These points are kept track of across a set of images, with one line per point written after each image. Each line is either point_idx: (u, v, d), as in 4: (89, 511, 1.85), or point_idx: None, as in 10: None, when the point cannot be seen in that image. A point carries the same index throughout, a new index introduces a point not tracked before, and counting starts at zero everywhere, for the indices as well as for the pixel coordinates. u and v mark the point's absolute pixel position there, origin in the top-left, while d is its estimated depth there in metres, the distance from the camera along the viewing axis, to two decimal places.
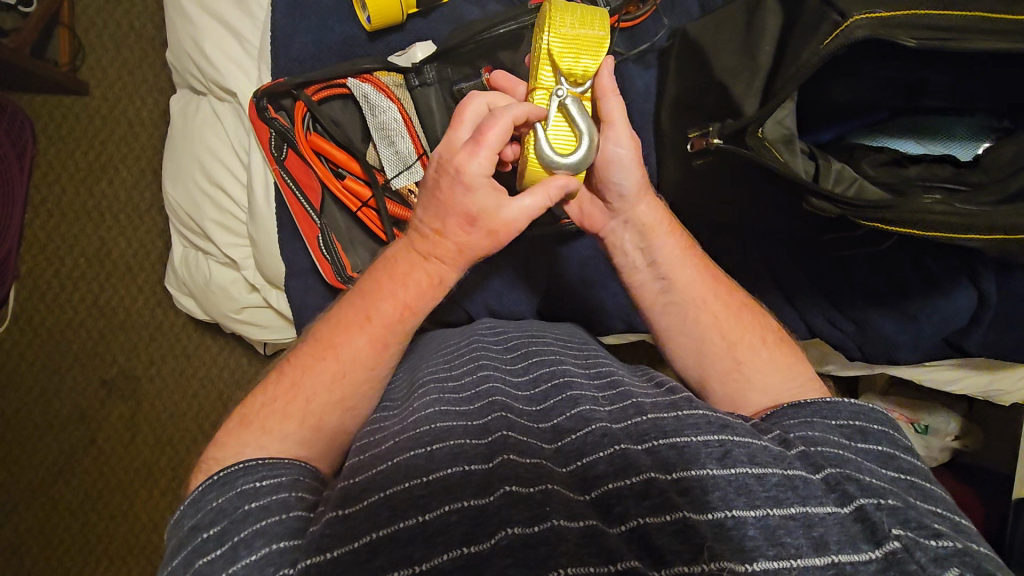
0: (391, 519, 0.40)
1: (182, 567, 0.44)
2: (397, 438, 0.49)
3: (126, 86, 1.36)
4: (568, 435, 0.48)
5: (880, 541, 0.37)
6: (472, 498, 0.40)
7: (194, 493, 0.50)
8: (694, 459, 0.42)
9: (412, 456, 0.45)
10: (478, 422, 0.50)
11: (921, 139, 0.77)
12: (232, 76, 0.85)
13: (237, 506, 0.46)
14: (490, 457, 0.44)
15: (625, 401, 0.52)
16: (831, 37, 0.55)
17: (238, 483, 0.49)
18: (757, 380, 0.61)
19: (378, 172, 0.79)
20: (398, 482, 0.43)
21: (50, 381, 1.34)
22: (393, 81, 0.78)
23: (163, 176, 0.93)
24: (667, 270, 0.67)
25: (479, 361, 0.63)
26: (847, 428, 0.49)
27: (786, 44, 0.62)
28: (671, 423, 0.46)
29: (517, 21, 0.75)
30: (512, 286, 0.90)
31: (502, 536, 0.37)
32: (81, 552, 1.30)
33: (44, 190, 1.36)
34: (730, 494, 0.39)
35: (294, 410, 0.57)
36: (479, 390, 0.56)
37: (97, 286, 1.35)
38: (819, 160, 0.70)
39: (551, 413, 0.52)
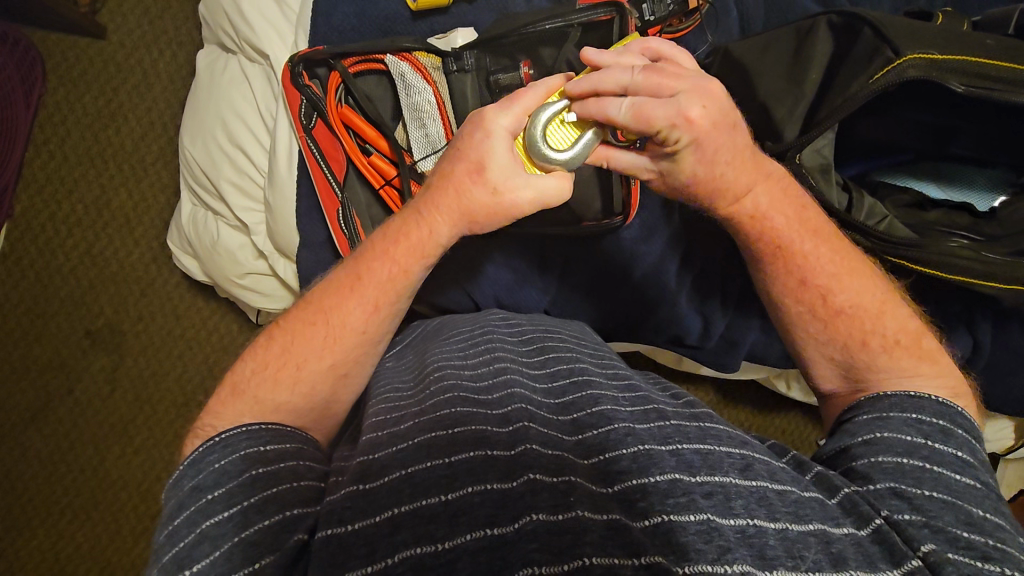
0: (413, 496, 0.41)
1: (182, 528, 0.44)
2: (415, 419, 0.51)
3: (146, 36, 1.35)
4: (589, 430, 0.49)
5: (899, 562, 0.40)
6: (496, 482, 0.41)
7: (195, 453, 0.50)
8: (718, 466, 0.43)
9: (434, 436, 0.47)
10: (498, 411, 0.50)
11: (942, 184, 0.78)
12: (265, 37, 0.83)
13: (243, 472, 0.47)
14: (512, 444, 0.45)
15: (647, 404, 0.53)
16: (882, 74, 0.56)
17: (241, 446, 0.49)
18: (869, 373, 0.57)
19: (405, 153, 0.78)
20: (420, 461, 0.44)
21: (33, 325, 1.31)
22: (431, 64, 0.78)
23: (182, 129, 0.92)
24: (785, 250, 0.62)
25: (495, 352, 0.63)
26: (928, 427, 0.50)
27: (835, 75, 0.63)
28: (695, 430, 0.48)
29: (564, 19, 0.74)
30: (523, 283, 0.89)
31: (527, 521, 0.38)
32: (47, 501, 1.28)
33: (48, 131, 1.33)
34: (752, 504, 0.41)
35: (282, 379, 0.57)
36: (497, 380, 0.56)
37: (92, 235, 1.32)
38: (853, 192, 0.71)
39: (571, 408, 0.53)
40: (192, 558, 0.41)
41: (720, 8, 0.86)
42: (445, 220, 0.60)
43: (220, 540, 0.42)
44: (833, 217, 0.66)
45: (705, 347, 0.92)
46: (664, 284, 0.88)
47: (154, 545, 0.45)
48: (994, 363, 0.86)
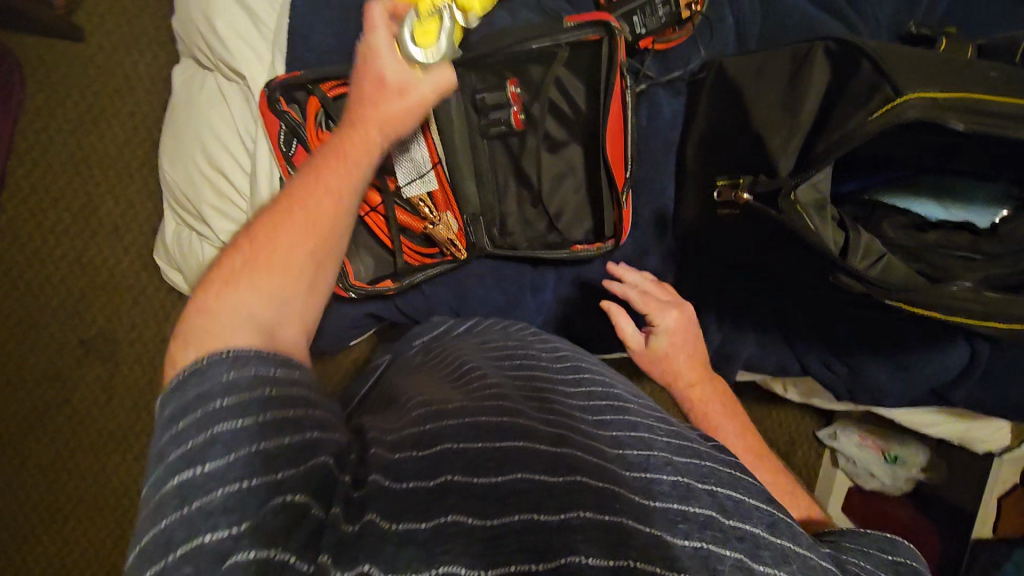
0: (466, 471, 0.44)
1: (189, 430, 0.42)
2: (464, 402, 0.54)
3: (125, 36, 1.31)
4: (630, 449, 0.51)
5: None
6: (544, 474, 0.44)
7: (198, 361, 0.45)
8: (748, 516, 0.46)
9: (486, 419, 0.50)
10: (542, 415, 0.53)
11: (943, 202, 0.74)
12: (242, 58, 0.80)
13: (256, 388, 0.44)
14: (557, 442, 0.48)
15: (683, 439, 0.55)
16: (882, 110, 0.52)
17: (255, 364, 0.46)
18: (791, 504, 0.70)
19: (389, 178, 0.77)
20: (472, 440, 0.47)
21: (26, 336, 1.30)
22: None
23: (162, 151, 0.89)
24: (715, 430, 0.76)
25: (533, 367, 0.65)
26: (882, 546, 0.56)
27: (833, 108, 0.58)
28: (730, 476, 0.50)
29: (551, 38, 0.70)
30: (514, 304, 0.87)
31: (574, 516, 0.41)
32: (50, 508, 1.29)
33: (31, 138, 1.30)
34: (776, 558, 0.44)
35: (274, 267, 0.54)
36: (537, 392, 0.59)
37: (81, 244, 1.31)
38: (850, 230, 0.65)
39: (608, 426, 0.55)
40: (204, 457, 0.40)
41: (714, 17, 0.83)
42: (373, 129, 0.62)
43: (235, 446, 0.41)
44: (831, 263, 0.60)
45: None
46: None
47: (154, 449, 0.43)
48: None
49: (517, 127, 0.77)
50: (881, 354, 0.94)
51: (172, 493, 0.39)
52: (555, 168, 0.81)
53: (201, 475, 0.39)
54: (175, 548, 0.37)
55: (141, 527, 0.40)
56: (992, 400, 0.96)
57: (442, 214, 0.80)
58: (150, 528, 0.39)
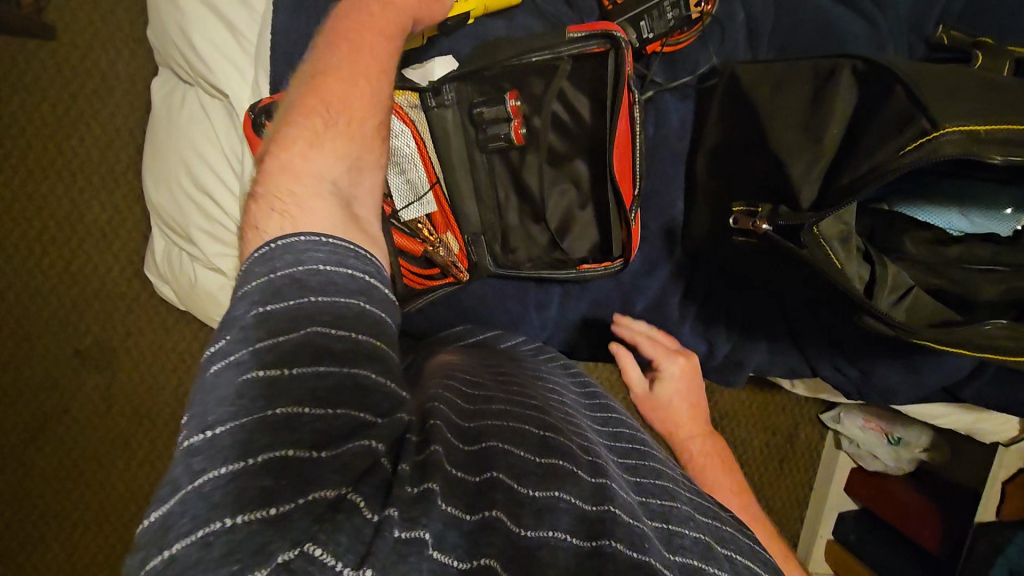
0: (514, 469, 0.42)
1: (280, 317, 0.41)
2: (504, 405, 0.51)
3: (98, 33, 1.24)
4: (654, 498, 0.48)
5: None
6: (583, 500, 0.41)
7: (291, 237, 0.45)
8: None
9: (526, 429, 0.47)
10: (578, 434, 0.51)
11: (963, 208, 0.69)
12: (224, 75, 0.75)
13: (353, 294, 0.43)
14: (596, 473, 0.45)
15: (702, 498, 0.53)
16: (915, 145, 0.48)
17: (348, 262, 0.45)
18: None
19: (385, 201, 0.72)
20: (515, 444, 0.45)
21: (19, 349, 1.27)
22: (408, 101, 0.71)
23: (145, 169, 0.85)
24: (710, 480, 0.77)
25: (559, 390, 0.63)
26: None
27: (862, 136, 0.55)
28: (745, 548, 0.49)
29: (553, 51, 0.66)
30: (519, 323, 0.84)
31: (607, 545, 0.38)
32: (59, 517, 1.30)
33: (6, 144, 1.24)
34: None
35: (350, 134, 0.53)
36: (568, 411, 0.57)
37: (69, 253, 1.27)
38: (876, 264, 0.63)
39: (636, 470, 0.52)
40: (291, 361, 0.39)
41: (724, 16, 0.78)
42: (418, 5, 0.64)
43: (321, 363, 0.39)
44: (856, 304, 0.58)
45: (710, 370, 0.89)
46: (667, 315, 0.85)
47: (239, 315, 0.41)
48: None
49: (517, 142, 0.73)
50: (893, 358, 0.92)
51: (259, 387, 0.37)
52: (559, 183, 0.77)
53: (288, 377, 0.38)
54: (250, 457, 0.34)
55: (204, 412, 0.37)
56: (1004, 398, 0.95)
57: (442, 235, 0.76)
58: (223, 418, 0.36)
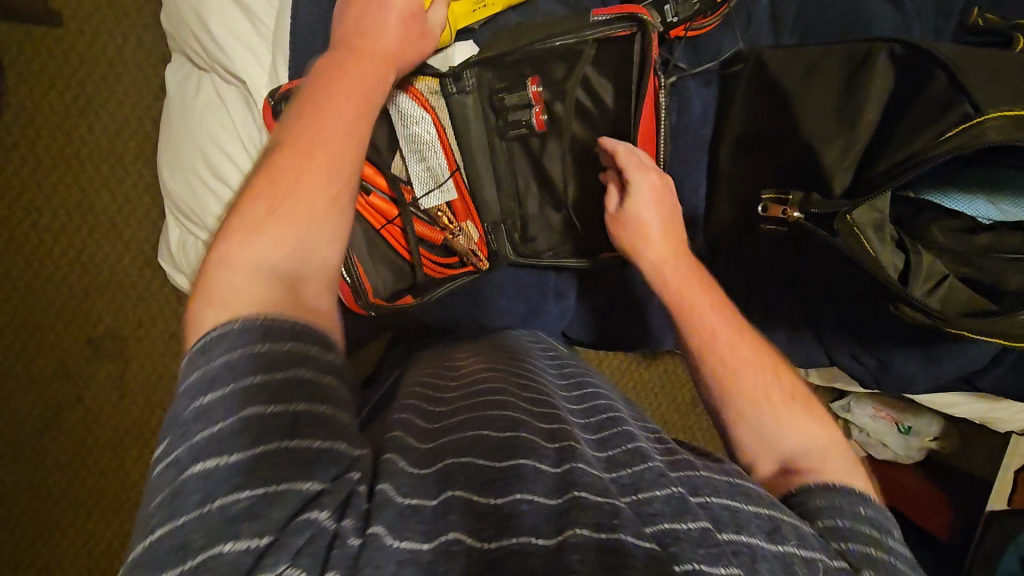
0: (469, 487, 0.41)
1: (217, 406, 0.38)
2: (466, 416, 0.50)
3: (105, 19, 1.24)
4: (622, 467, 0.46)
5: None
6: (543, 495, 0.40)
7: (230, 324, 0.41)
8: (745, 525, 0.43)
9: (485, 434, 0.46)
10: (545, 424, 0.50)
11: (991, 196, 0.69)
12: (240, 60, 0.74)
13: (284, 369, 0.40)
14: (559, 462, 0.44)
15: (677, 454, 0.51)
16: (958, 128, 0.49)
17: (286, 341, 0.41)
18: (771, 443, 0.57)
19: (405, 187, 0.72)
20: (472, 454, 0.44)
21: (32, 337, 1.28)
22: (428, 87, 0.70)
23: (160, 156, 0.84)
24: (707, 331, 0.62)
25: (536, 376, 0.62)
26: (876, 517, 0.49)
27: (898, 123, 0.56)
28: (724, 486, 0.47)
29: (576, 35, 0.65)
30: (537, 312, 0.84)
31: (570, 534, 0.37)
32: (75, 505, 1.30)
33: (15, 132, 1.24)
34: (777, 569, 0.40)
35: (299, 212, 0.47)
36: (539, 396, 0.56)
37: (80, 242, 1.26)
38: (909, 252, 0.63)
39: (606, 443, 0.51)
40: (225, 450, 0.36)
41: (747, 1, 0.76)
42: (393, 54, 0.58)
43: (262, 438, 0.37)
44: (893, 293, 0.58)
45: None
46: None
47: (178, 410, 0.38)
48: None
49: (539, 129, 0.72)
50: (912, 347, 0.92)
51: (195, 485, 0.35)
52: (580, 171, 0.75)
53: (228, 465, 0.36)
54: (189, 557, 0.33)
55: (149, 513, 0.36)
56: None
57: (462, 223, 0.76)
58: (161, 521, 0.35)
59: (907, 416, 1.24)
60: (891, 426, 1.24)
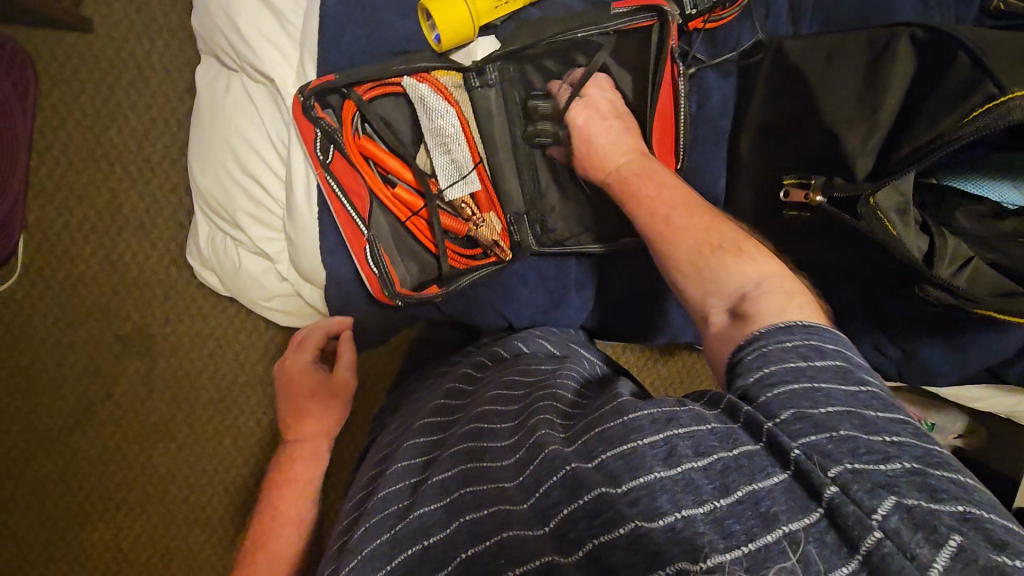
0: None
1: None
2: (367, 521, 0.52)
3: (134, 25, 1.28)
4: (528, 467, 0.48)
5: (821, 492, 0.39)
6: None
7: None
8: (642, 465, 0.43)
9: (379, 542, 0.49)
10: (438, 480, 0.52)
11: (1016, 181, 0.69)
12: (269, 59, 0.76)
13: None
14: (447, 522, 0.47)
15: (586, 420, 0.52)
16: (979, 110, 0.52)
17: None
18: (713, 287, 0.57)
19: (431, 180, 0.75)
20: (369, 571, 0.46)
21: (62, 335, 1.32)
22: (452, 82, 0.72)
23: (191, 156, 0.87)
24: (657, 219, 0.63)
25: (453, 415, 0.65)
26: (802, 348, 0.48)
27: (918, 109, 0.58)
28: (618, 430, 0.46)
29: (598, 27, 0.68)
30: (558, 302, 0.84)
31: None
32: (105, 498, 1.33)
33: (48, 136, 1.29)
34: (678, 494, 0.40)
35: None
36: (448, 444, 0.58)
37: (110, 242, 1.30)
38: (933, 231, 0.63)
39: (514, 446, 0.53)
40: None
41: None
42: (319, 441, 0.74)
43: None
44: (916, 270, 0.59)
45: None
46: None
47: None
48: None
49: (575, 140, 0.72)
50: (935, 336, 0.91)
51: None
52: None
53: None
54: None
55: None
56: None
57: (484, 214, 0.78)
58: None
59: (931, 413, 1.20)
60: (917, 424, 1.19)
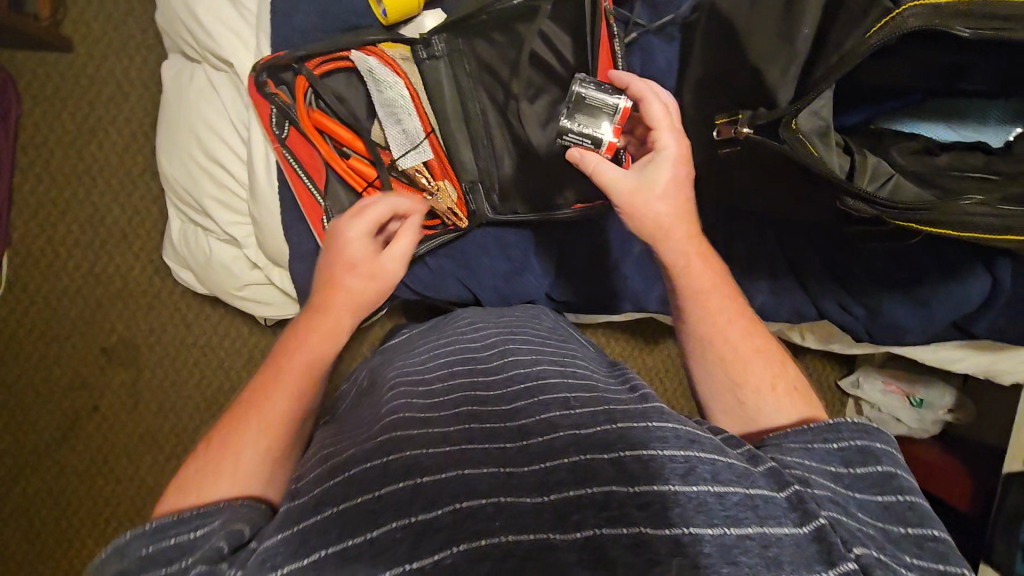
0: (342, 537, 0.42)
1: None
2: (360, 446, 0.51)
3: (113, 44, 1.31)
4: (534, 436, 0.50)
5: (834, 562, 0.40)
6: (420, 513, 0.42)
7: (149, 526, 0.47)
8: (657, 474, 0.43)
9: (368, 469, 0.47)
10: (441, 430, 0.52)
11: (952, 123, 0.73)
12: (227, 45, 0.80)
13: (173, 555, 0.44)
14: (440, 470, 0.46)
15: (597, 405, 0.53)
16: (880, 26, 0.54)
17: (172, 532, 0.46)
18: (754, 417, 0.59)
19: (383, 151, 0.77)
20: (353, 496, 0.45)
21: (49, 349, 1.33)
22: (400, 55, 0.76)
23: (157, 148, 0.89)
24: (700, 289, 0.65)
25: (454, 368, 0.66)
26: (847, 451, 0.51)
27: (830, 34, 0.61)
28: (638, 434, 0.47)
29: None
30: (520, 271, 0.86)
31: (447, 554, 0.40)
32: (91, 514, 1.32)
33: (32, 154, 1.31)
34: (689, 511, 0.41)
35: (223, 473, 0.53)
36: (448, 400, 0.58)
37: (92, 254, 1.32)
38: (856, 154, 0.67)
39: (518, 415, 0.54)
40: None
41: None
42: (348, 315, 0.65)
43: None
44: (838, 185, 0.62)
45: None
46: None
47: None
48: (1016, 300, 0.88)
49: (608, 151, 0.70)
50: (901, 292, 0.91)
51: None
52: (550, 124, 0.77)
53: None
54: None
55: None
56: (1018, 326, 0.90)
57: (439, 183, 0.80)
58: None
59: (918, 389, 1.16)
60: (903, 400, 1.16)
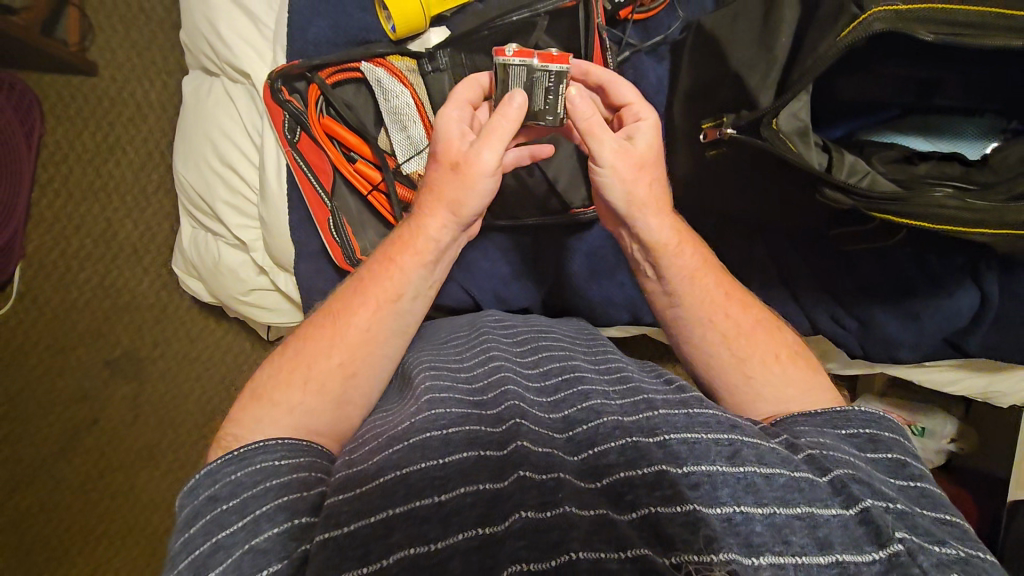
0: (408, 498, 0.42)
1: (196, 536, 0.46)
2: (412, 420, 0.52)
3: (135, 68, 1.35)
4: (579, 426, 0.51)
5: (885, 543, 0.41)
6: (488, 482, 0.43)
7: (235, 452, 0.51)
8: (704, 455, 0.45)
9: (428, 437, 0.48)
10: (492, 413, 0.53)
11: (929, 136, 0.77)
12: (245, 57, 0.85)
13: (256, 485, 0.47)
14: (503, 444, 0.47)
15: (637, 396, 0.55)
16: (848, 30, 0.59)
17: (256, 460, 0.50)
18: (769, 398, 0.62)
19: (388, 156, 0.81)
20: (413, 463, 0.46)
21: (53, 361, 1.34)
22: (407, 66, 0.80)
23: (176, 156, 0.94)
24: (691, 273, 0.67)
25: (490, 352, 0.67)
26: (857, 438, 0.52)
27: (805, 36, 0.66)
28: (683, 420, 0.49)
29: (530, 9, 0.77)
30: (517, 277, 0.90)
31: (516, 519, 0.40)
32: (84, 529, 1.30)
33: (52, 169, 1.35)
34: (739, 492, 0.42)
35: (294, 381, 0.59)
36: (492, 380, 0.59)
37: (103, 268, 1.34)
38: (832, 151, 0.71)
39: (562, 405, 0.55)
40: (209, 564, 0.43)
41: None
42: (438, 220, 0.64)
43: (233, 548, 0.43)
44: (814, 177, 0.66)
45: None
46: None
47: (169, 554, 0.46)
48: (1005, 316, 0.89)
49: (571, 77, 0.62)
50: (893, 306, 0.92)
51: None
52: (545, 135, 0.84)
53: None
54: None
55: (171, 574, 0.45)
56: (1011, 341, 0.91)
57: None
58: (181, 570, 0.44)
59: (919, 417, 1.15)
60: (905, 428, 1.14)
